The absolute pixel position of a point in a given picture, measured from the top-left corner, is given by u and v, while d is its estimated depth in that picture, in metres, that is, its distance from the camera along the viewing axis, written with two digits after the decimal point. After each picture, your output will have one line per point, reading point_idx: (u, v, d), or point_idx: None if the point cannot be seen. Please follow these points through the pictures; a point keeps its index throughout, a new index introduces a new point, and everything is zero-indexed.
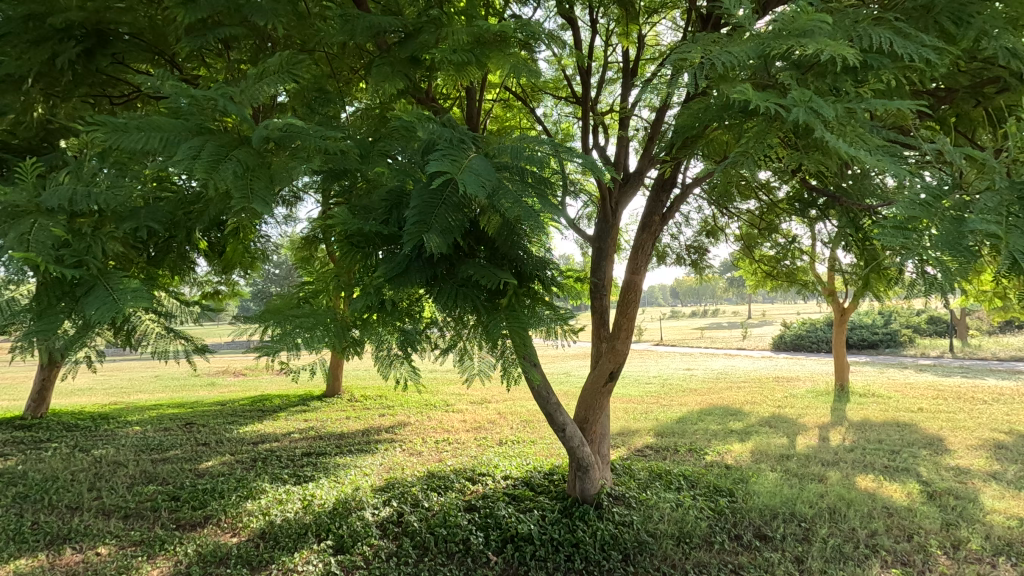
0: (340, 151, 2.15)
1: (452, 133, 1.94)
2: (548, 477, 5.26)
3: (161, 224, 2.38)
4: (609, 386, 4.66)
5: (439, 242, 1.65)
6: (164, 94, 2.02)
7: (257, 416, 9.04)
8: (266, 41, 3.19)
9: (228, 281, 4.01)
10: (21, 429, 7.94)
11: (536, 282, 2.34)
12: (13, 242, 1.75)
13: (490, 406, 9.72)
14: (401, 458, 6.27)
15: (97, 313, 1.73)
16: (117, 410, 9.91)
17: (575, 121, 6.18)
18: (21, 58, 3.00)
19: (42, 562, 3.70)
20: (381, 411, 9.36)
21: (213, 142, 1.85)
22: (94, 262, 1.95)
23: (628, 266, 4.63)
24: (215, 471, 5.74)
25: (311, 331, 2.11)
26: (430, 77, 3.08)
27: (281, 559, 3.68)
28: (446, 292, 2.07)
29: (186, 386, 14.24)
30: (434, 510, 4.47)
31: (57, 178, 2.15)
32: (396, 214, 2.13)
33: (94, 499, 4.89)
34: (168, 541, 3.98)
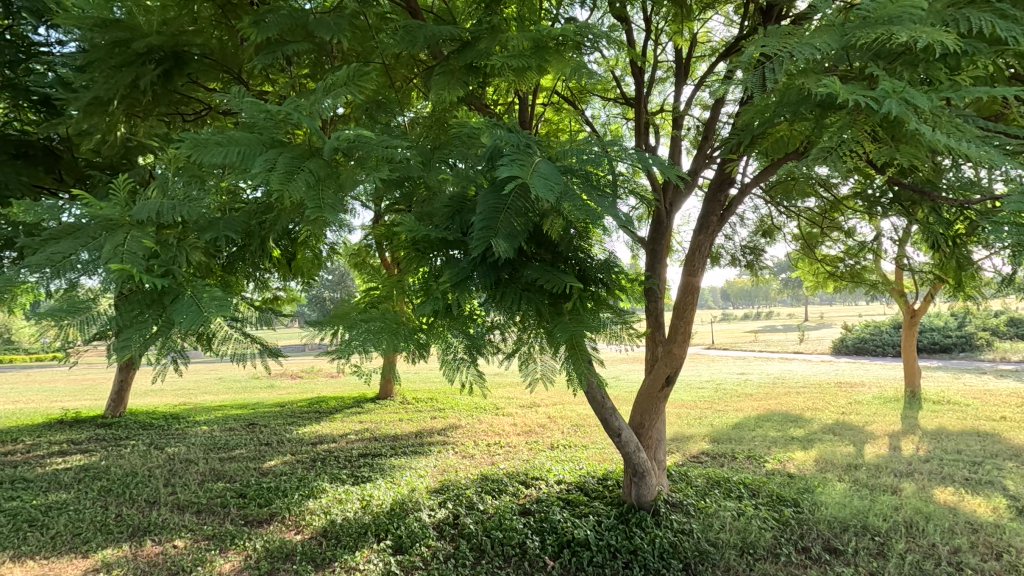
0: (406, 158, 2.22)
1: (518, 138, 1.96)
2: (602, 482, 5.20)
3: (237, 234, 2.51)
4: (666, 391, 4.56)
5: (507, 247, 1.66)
6: (241, 111, 2.14)
7: (314, 417, 9.36)
8: (329, 56, 3.32)
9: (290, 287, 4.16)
10: (103, 427, 8.52)
11: (601, 286, 2.34)
12: (110, 253, 1.88)
13: (540, 410, 9.70)
14: (454, 461, 6.34)
15: (185, 320, 1.86)
16: (186, 410, 10.50)
17: (623, 122, 6.12)
18: (108, 82, 3.22)
19: (126, 552, 3.93)
20: (432, 414, 9.50)
21: (286, 154, 1.93)
22: (179, 271, 2.07)
23: (684, 269, 4.53)
24: (278, 470, 5.97)
25: (380, 335, 2.15)
26: (486, 83, 3.12)
27: (343, 558, 3.78)
28: (509, 296, 2.06)
29: (247, 389, 14.90)
30: (490, 512, 4.49)
31: (145, 192, 2.30)
32: (459, 219, 2.16)
33: (170, 495, 5.18)
34: (238, 536, 4.17)
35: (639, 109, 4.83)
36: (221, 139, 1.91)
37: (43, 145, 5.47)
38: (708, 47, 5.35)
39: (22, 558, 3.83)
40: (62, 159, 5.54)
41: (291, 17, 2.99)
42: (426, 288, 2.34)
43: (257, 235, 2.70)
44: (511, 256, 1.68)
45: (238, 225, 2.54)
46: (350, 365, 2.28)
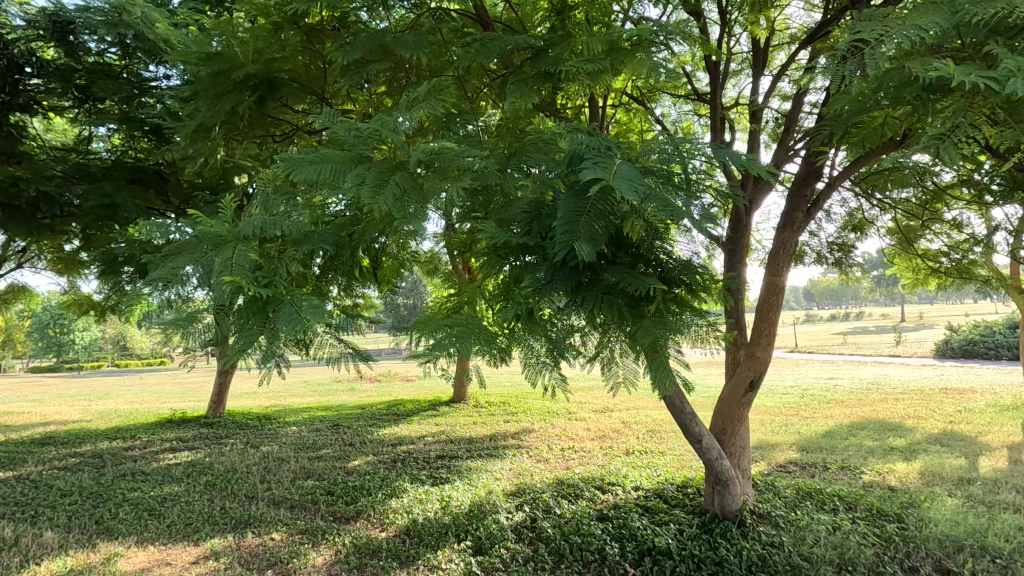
0: (486, 166, 2.29)
1: (599, 141, 1.97)
2: (681, 489, 5.05)
3: (330, 246, 2.68)
4: (749, 396, 4.37)
5: (589, 250, 1.66)
6: (333, 130, 2.28)
7: (393, 419, 9.72)
8: (407, 72, 3.46)
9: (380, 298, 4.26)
10: (206, 426, 9.27)
11: (683, 288, 2.29)
12: (221, 266, 2.07)
13: (613, 415, 9.56)
14: (529, 464, 6.38)
15: (288, 327, 2.00)
16: (277, 411, 11.23)
17: (695, 119, 5.96)
18: (212, 111, 3.53)
19: (231, 542, 4.25)
20: (505, 418, 9.60)
21: (374, 169, 2.05)
22: (281, 281, 2.23)
23: (767, 268, 4.32)
24: (362, 470, 6.25)
25: (463, 340, 2.21)
26: (559, 89, 3.15)
27: (426, 557, 3.89)
28: (591, 299, 2.06)
29: (330, 392, 15.70)
30: (567, 517, 4.48)
31: (248, 210, 2.51)
32: (537, 224, 2.19)
33: (266, 490, 5.55)
34: (329, 532, 4.40)
35: (715, 104, 4.65)
36: (316, 157, 2.04)
37: (154, 170, 6.06)
38: (786, 34, 5.13)
39: (144, 544, 4.22)
40: (169, 182, 6.12)
41: (373, 38, 3.17)
42: (508, 294, 2.38)
43: (348, 246, 2.86)
44: (593, 260, 1.69)
45: (330, 237, 2.70)
46: (437, 369, 2.37)
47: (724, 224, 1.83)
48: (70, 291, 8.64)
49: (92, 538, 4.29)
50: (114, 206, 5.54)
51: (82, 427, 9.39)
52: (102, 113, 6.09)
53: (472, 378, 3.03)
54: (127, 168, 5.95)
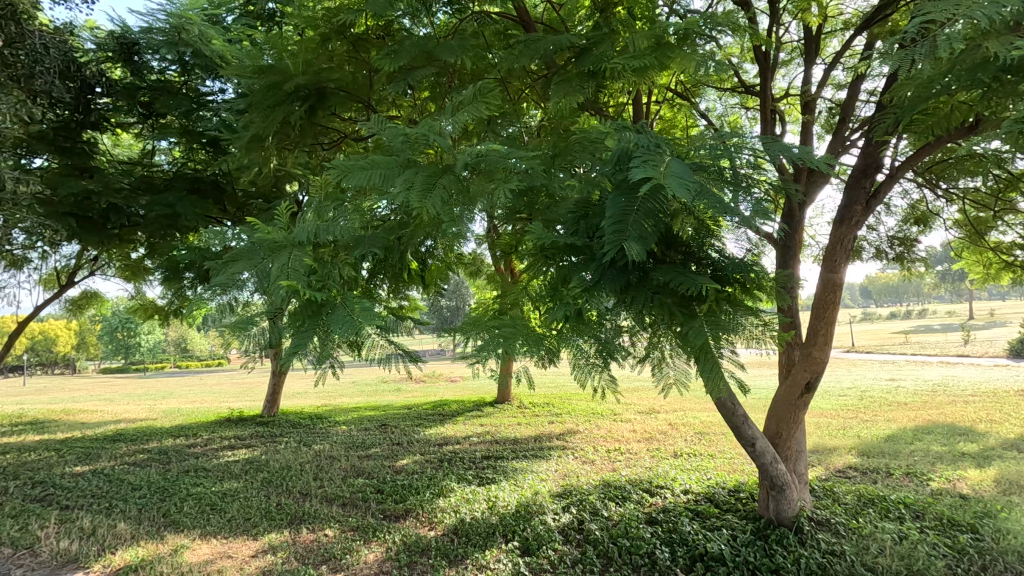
0: (532, 167, 2.29)
1: (648, 139, 1.95)
2: (733, 494, 4.91)
3: (380, 249, 2.74)
4: (806, 398, 4.20)
5: (639, 249, 1.64)
6: (381, 136, 2.33)
7: (439, 419, 9.85)
8: (451, 76, 3.50)
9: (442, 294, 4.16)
10: (261, 425, 9.64)
11: (736, 287, 2.22)
12: (278, 270, 2.17)
13: (659, 416, 9.38)
14: (575, 466, 6.34)
15: (342, 330, 2.07)
16: (327, 410, 11.59)
17: (742, 112, 5.79)
18: (265, 122, 3.68)
19: (287, 537, 4.40)
20: (550, 418, 9.59)
21: (421, 174, 2.08)
22: (334, 285, 2.30)
23: (823, 265, 4.13)
24: (409, 469, 6.36)
25: (510, 341, 2.27)
26: (604, 87, 3.12)
27: (474, 556, 3.92)
28: (639, 299, 2.03)
29: (376, 392, 16.05)
30: (615, 519, 4.43)
31: (302, 216, 2.60)
32: (584, 223, 2.16)
33: (319, 488, 5.72)
34: (379, 529, 4.49)
35: (764, 96, 4.49)
36: (367, 163, 2.09)
37: (211, 180, 6.35)
38: (839, 20, 4.92)
39: (207, 537, 4.42)
40: (225, 192, 6.40)
41: (418, 45, 3.22)
42: (556, 295, 2.38)
43: (397, 250, 2.91)
44: (643, 259, 1.66)
45: (380, 240, 2.76)
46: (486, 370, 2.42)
47: (777, 221, 1.77)
48: (136, 296, 9.15)
49: (161, 530, 4.53)
50: (176, 216, 5.84)
51: (149, 425, 9.93)
52: (164, 128, 6.43)
53: (520, 379, 3.04)
54: (187, 179, 6.26)
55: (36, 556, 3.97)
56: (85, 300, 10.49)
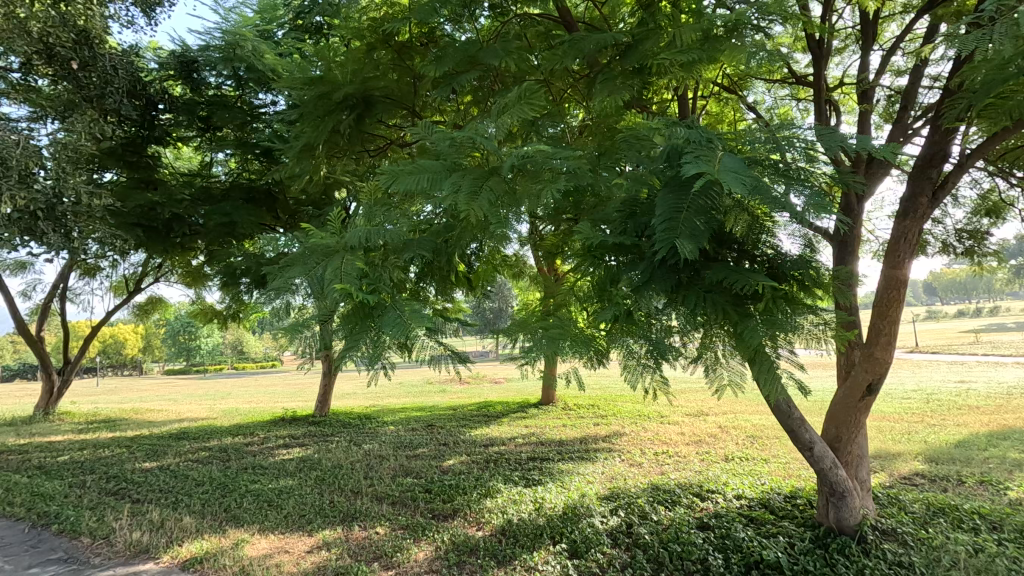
0: (579, 167, 2.28)
1: (698, 134, 1.91)
2: (789, 500, 4.73)
3: (428, 252, 2.78)
4: (867, 400, 4.00)
5: (691, 248, 1.60)
6: (428, 141, 2.38)
7: (483, 420, 9.91)
8: (494, 79, 3.53)
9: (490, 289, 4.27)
10: (313, 425, 9.96)
11: (793, 284, 2.15)
12: (332, 274, 2.25)
13: (709, 419, 9.14)
14: (622, 468, 6.25)
15: (394, 332, 2.13)
16: (376, 411, 11.86)
17: (793, 103, 5.59)
18: (316, 131, 3.81)
19: (340, 534, 4.52)
20: (595, 420, 9.50)
21: (468, 177, 2.11)
22: (385, 288, 2.35)
23: (885, 261, 3.93)
24: (456, 469, 6.43)
25: (558, 343, 2.36)
26: (650, 84, 3.07)
27: (522, 557, 3.92)
28: (692, 298, 1.99)
29: (422, 393, 16.32)
30: (665, 524, 4.34)
31: (353, 222, 2.67)
32: (632, 222, 2.14)
33: (370, 486, 5.86)
34: (429, 528, 4.55)
35: (818, 87, 4.31)
36: (415, 168, 2.13)
37: (265, 190, 6.62)
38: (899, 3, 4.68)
39: (266, 532, 4.59)
40: (278, 200, 6.66)
41: (462, 50, 3.26)
42: (604, 295, 2.35)
43: (445, 251, 2.94)
44: (696, 257, 1.62)
45: (428, 243, 2.81)
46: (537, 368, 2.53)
47: (834, 217, 1.70)
48: (197, 301, 9.63)
49: (223, 524, 4.74)
50: (233, 224, 6.11)
51: (210, 424, 10.43)
52: (221, 141, 6.75)
53: (570, 381, 3.04)
54: (242, 189, 6.54)
55: (112, 546, 4.22)
56: (152, 306, 11.13)
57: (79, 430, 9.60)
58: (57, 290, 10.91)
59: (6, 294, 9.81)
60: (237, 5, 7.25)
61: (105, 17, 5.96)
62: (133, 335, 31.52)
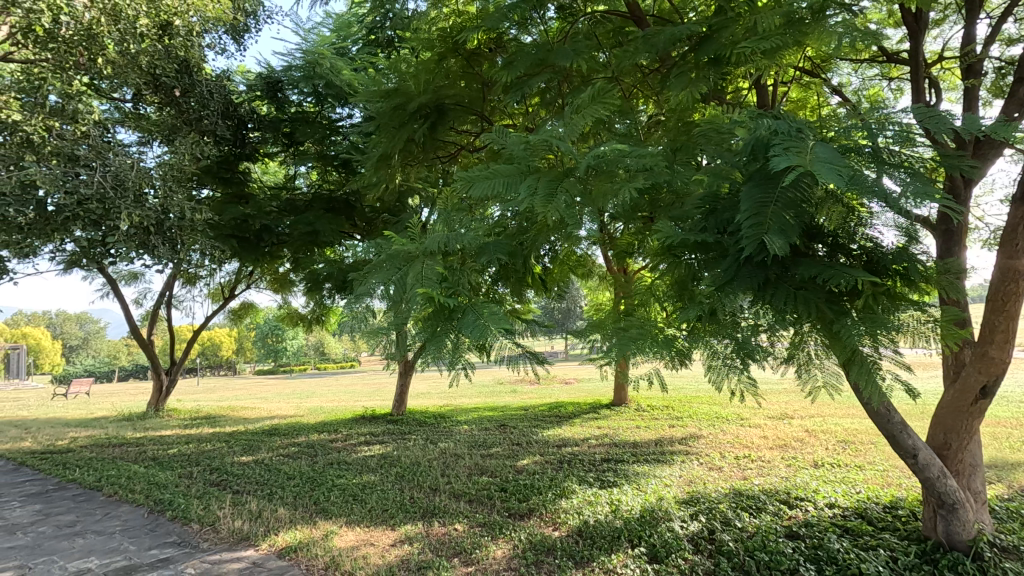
0: (654, 164, 2.25)
1: (786, 124, 1.83)
2: (889, 511, 4.39)
3: (505, 255, 2.82)
4: (980, 405, 3.65)
5: (782, 243, 1.53)
6: (503, 145, 2.41)
7: (555, 421, 9.91)
8: (564, 81, 3.54)
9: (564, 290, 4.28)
10: (391, 423, 10.36)
11: (893, 279, 2.02)
12: (415, 278, 2.32)
13: (794, 423, 8.65)
14: (701, 472, 6.05)
15: (472, 334, 2.16)
16: (450, 410, 12.15)
17: (884, 83, 5.20)
18: (392, 141, 3.97)
19: (421, 529, 4.66)
20: (670, 422, 9.24)
21: (544, 179, 2.12)
22: (464, 292, 2.42)
23: (999, 251, 3.55)
24: (531, 469, 6.46)
25: (637, 344, 2.34)
26: (728, 75, 2.97)
27: (601, 559, 3.89)
28: (781, 296, 1.90)
29: (494, 394, 16.50)
30: (750, 531, 4.16)
31: (432, 228, 2.76)
32: (714, 218, 2.07)
33: (447, 484, 6.01)
34: (506, 527, 4.61)
35: (915, 63, 3.99)
36: (491, 173, 2.18)
37: (343, 199, 6.95)
38: None
39: (352, 525, 4.81)
40: (356, 209, 6.98)
41: (532, 54, 3.29)
42: (685, 294, 2.29)
43: (521, 253, 2.98)
44: (787, 254, 1.55)
45: (505, 246, 2.85)
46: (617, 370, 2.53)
47: (933, 206, 1.59)
48: (284, 306, 10.26)
49: (313, 516, 5.03)
50: (316, 233, 6.47)
51: (298, 421, 11.11)
52: (304, 155, 7.17)
53: (650, 382, 3.00)
54: (323, 200, 6.90)
55: (217, 533, 4.59)
56: (244, 311, 12.00)
57: (185, 425, 10.52)
58: (164, 297, 11.99)
59: (122, 302, 10.92)
60: (316, 26, 7.68)
61: (202, 46, 6.50)
62: (228, 336, 34.92)
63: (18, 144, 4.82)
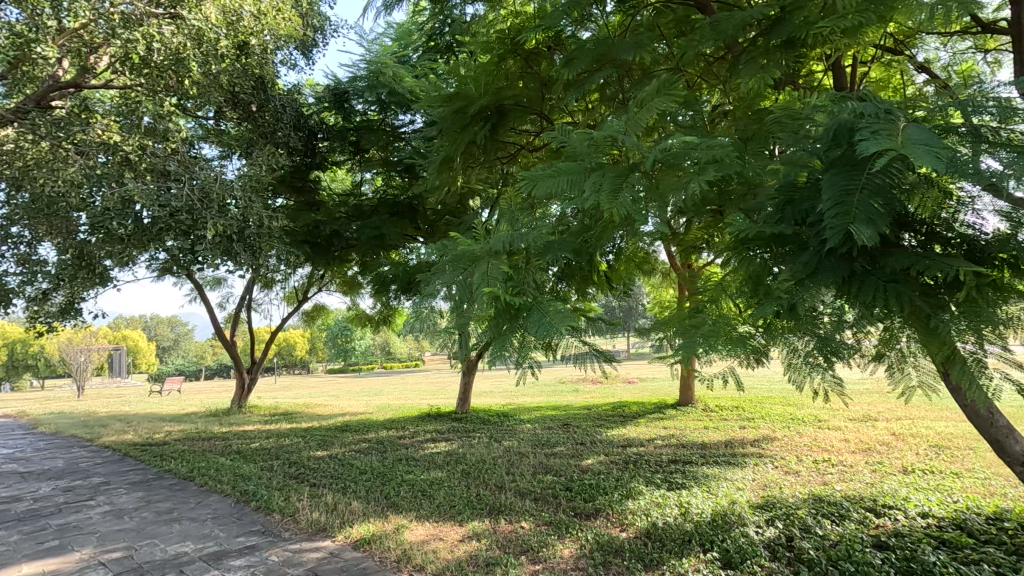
0: (725, 156, 2.18)
1: (872, 106, 1.72)
2: (993, 523, 4.02)
3: (570, 253, 2.81)
4: None
5: (871, 233, 1.44)
6: (566, 143, 2.40)
7: (620, 420, 9.76)
8: (626, 75, 3.48)
9: (628, 287, 4.22)
10: (456, 421, 10.56)
11: (999, 269, 1.86)
12: (481, 277, 2.35)
13: (879, 425, 8.10)
14: (776, 476, 5.77)
15: (539, 332, 2.16)
16: (513, 409, 12.23)
17: (979, 56, 4.76)
18: (454, 144, 4.03)
19: (489, 526, 4.72)
20: (741, 423, 8.89)
21: (609, 176, 2.09)
22: (529, 291, 2.41)
23: None
24: (596, 469, 6.40)
25: (710, 341, 2.27)
26: (803, 57, 2.81)
27: (671, 562, 3.79)
28: (869, 289, 1.78)
29: (555, 393, 16.46)
30: (832, 539, 3.93)
31: (496, 230, 2.79)
32: (791, 210, 1.98)
33: (512, 481, 6.07)
34: (572, 526, 4.59)
35: (1017, 31, 3.63)
36: (555, 171, 2.17)
37: (407, 203, 7.15)
38: None
39: (422, 519, 4.94)
40: (419, 212, 7.14)
41: (593, 50, 3.26)
42: (762, 290, 2.20)
43: (587, 251, 2.95)
44: (876, 244, 1.46)
45: (569, 244, 2.84)
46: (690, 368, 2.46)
47: None
48: (353, 307, 10.68)
49: (385, 510, 5.21)
50: (381, 236, 6.69)
51: (367, 418, 11.54)
52: (369, 161, 7.44)
53: (725, 381, 2.90)
54: (388, 204, 7.12)
55: (297, 523, 4.85)
56: (316, 312, 12.59)
57: (265, 421, 11.16)
58: (244, 301, 12.78)
59: (208, 306, 11.74)
60: (379, 37, 7.96)
61: (276, 63, 6.89)
62: (302, 337, 36.79)
63: (119, 163, 5.37)
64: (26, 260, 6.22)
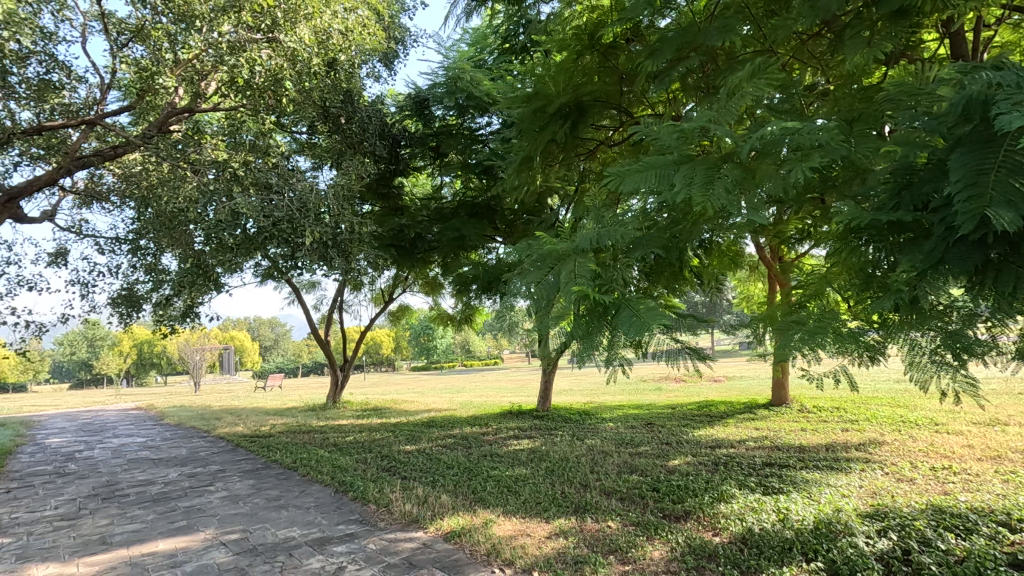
0: (829, 140, 2.04)
1: (1011, 75, 1.54)
2: None
3: (659, 249, 2.75)
4: None
5: (1013, 218, 1.29)
6: (652, 136, 2.34)
7: (707, 420, 9.39)
8: (712, 61, 3.33)
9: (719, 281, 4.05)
10: (537, 419, 10.61)
11: None
12: (567, 276, 2.35)
13: (1009, 431, 7.24)
14: (887, 483, 5.31)
15: (630, 330, 2.14)
16: (593, 408, 12.11)
17: None
18: (533, 143, 4.04)
19: (575, 524, 4.71)
20: (843, 425, 8.27)
21: (700, 167, 2.02)
22: (617, 288, 2.38)
23: None
24: (683, 470, 6.20)
25: (817, 339, 2.14)
26: (915, 25, 2.56)
27: (770, 570, 3.61)
28: (1007, 277, 1.60)
29: (637, 392, 16.07)
30: (957, 555, 3.57)
31: (581, 228, 2.78)
32: (909, 194, 1.81)
33: (597, 480, 6.02)
34: (661, 528, 4.48)
35: None
36: (642, 166, 2.12)
37: (486, 205, 7.27)
38: None
39: (509, 515, 5.01)
40: (497, 212, 7.23)
41: (676, 39, 3.16)
42: (875, 283, 2.05)
43: (676, 247, 2.88)
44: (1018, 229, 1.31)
45: (657, 240, 2.78)
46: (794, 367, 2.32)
47: None
48: (435, 307, 11.02)
49: (473, 504, 5.34)
50: (462, 237, 6.85)
51: (451, 415, 11.87)
52: (448, 165, 7.64)
53: (833, 381, 2.71)
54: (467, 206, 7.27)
55: (391, 514, 5.09)
56: (401, 312, 13.10)
57: (358, 417, 11.78)
58: (336, 303, 13.56)
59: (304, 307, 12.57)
60: (456, 43, 8.15)
61: (362, 76, 7.25)
62: (387, 336, 38.51)
63: (228, 178, 5.88)
64: (153, 269, 6.98)
